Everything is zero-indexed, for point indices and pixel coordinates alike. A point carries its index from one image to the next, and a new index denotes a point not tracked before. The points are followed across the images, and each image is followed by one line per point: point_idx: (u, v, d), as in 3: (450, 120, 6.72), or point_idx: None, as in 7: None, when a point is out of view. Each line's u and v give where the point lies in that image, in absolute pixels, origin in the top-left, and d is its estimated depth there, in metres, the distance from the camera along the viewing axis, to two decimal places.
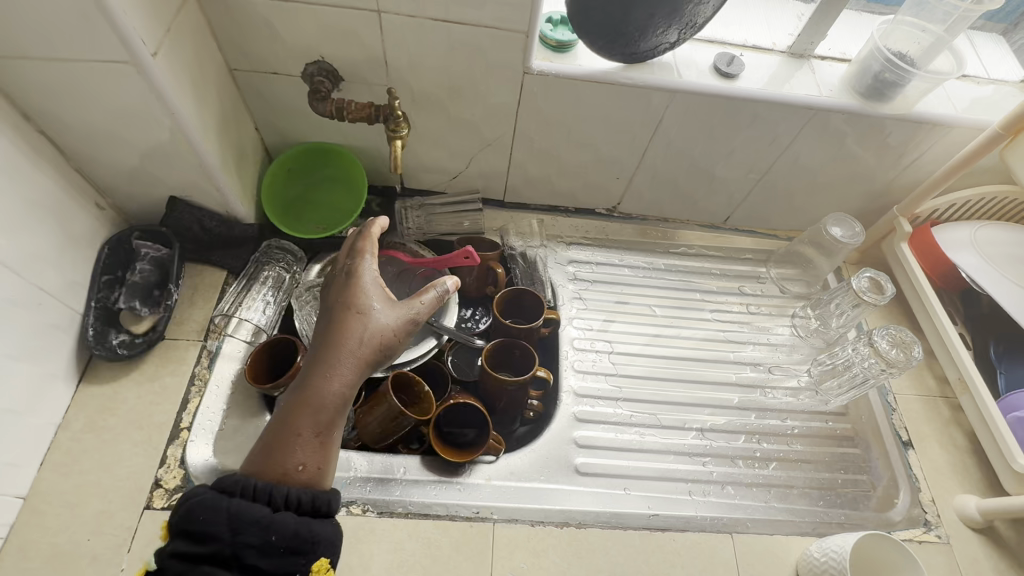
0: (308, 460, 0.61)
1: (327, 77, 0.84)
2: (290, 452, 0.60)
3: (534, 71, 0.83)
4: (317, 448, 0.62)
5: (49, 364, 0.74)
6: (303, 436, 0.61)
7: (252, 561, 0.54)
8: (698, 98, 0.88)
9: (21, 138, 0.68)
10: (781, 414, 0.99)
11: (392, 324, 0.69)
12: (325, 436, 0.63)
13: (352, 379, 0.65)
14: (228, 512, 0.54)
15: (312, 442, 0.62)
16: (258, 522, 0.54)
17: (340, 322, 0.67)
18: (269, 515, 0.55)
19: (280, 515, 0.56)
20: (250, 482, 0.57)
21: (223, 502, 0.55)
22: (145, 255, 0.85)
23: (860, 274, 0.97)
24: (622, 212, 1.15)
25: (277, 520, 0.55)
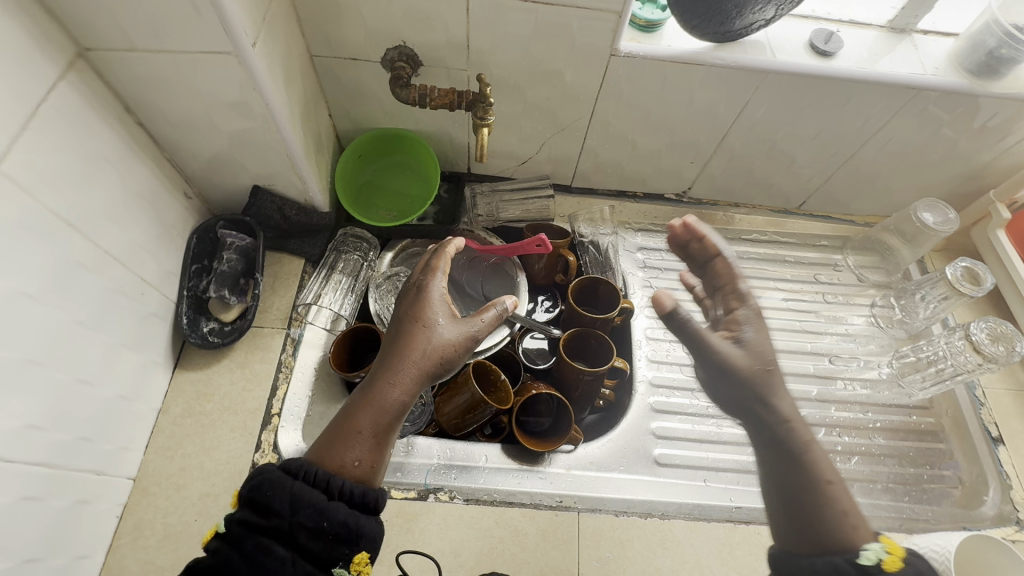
0: (363, 456, 0.60)
1: (407, 62, 0.82)
2: (348, 446, 0.60)
3: (622, 53, 0.80)
4: (373, 447, 0.62)
5: (150, 351, 0.76)
6: (361, 433, 0.61)
7: (303, 543, 0.53)
8: (792, 77, 0.83)
9: (122, 129, 0.69)
10: (861, 407, 0.96)
11: (454, 336, 0.68)
12: (381, 437, 0.62)
13: (414, 386, 0.65)
14: (290, 490, 0.55)
15: (369, 440, 0.61)
16: (315, 506, 0.54)
17: (408, 332, 0.68)
18: (325, 501, 0.55)
19: (334, 503, 0.56)
20: (312, 467, 0.57)
21: (287, 481, 0.55)
22: (231, 245, 0.85)
23: (956, 264, 0.94)
24: (692, 197, 1.12)
25: (332, 508, 0.55)
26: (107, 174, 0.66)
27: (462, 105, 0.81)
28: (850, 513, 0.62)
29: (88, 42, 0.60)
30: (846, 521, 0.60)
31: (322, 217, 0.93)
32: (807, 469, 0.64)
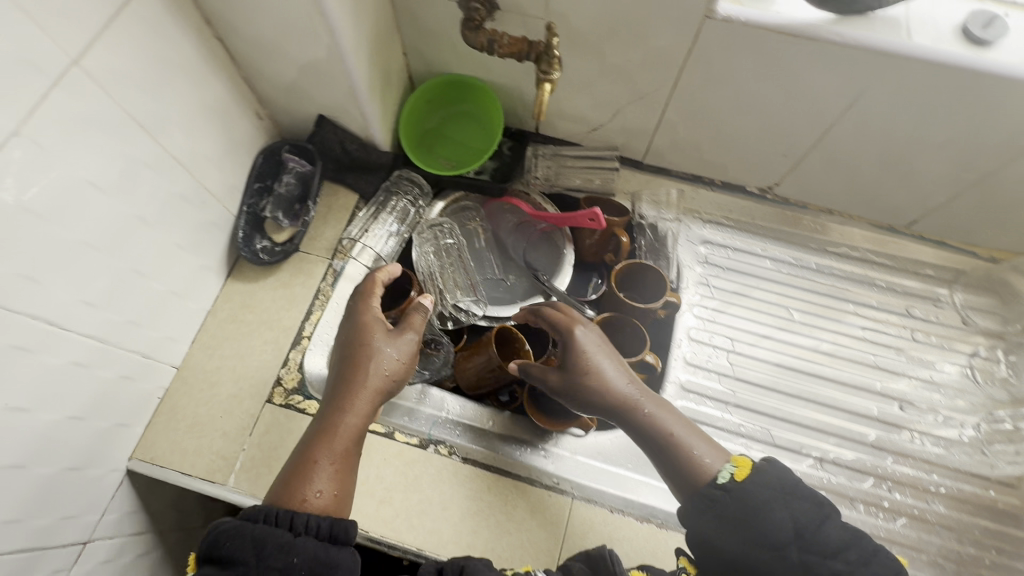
0: (326, 486, 0.63)
1: (482, 3, 0.77)
2: (309, 481, 0.62)
3: (719, 16, 0.70)
4: (335, 476, 0.64)
5: (205, 257, 0.82)
6: (322, 466, 0.63)
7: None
8: (928, 67, 0.69)
9: (202, 41, 0.72)
10: (927, 467, 0.83)
11: (398, 353, 0.72)
12: (341, 464, 0.65)
13: (365, 408, 0.68)
14: (252, 534, 0.55)
15: (330, 469, 0.64)
16: (280, 545, 0.55)
17: (350, 359, 0.71)
18: (290, 537, 0.56)
19: (301, 539, 0.56)
20: (273, 509, 0.58)
21: (249, 528, 0.56)
22: (291, 169, 0.89)
23: None
24: (778, 195, 1.00)
25: (298, 540, 0.56)
26: (182, 84, 0.70)
27: (531, 55, 0.75)
28: (697, 448, 0.65)
29: None
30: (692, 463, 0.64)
31: (380, 156, 0.93)
32: (648, 430, 0.68)
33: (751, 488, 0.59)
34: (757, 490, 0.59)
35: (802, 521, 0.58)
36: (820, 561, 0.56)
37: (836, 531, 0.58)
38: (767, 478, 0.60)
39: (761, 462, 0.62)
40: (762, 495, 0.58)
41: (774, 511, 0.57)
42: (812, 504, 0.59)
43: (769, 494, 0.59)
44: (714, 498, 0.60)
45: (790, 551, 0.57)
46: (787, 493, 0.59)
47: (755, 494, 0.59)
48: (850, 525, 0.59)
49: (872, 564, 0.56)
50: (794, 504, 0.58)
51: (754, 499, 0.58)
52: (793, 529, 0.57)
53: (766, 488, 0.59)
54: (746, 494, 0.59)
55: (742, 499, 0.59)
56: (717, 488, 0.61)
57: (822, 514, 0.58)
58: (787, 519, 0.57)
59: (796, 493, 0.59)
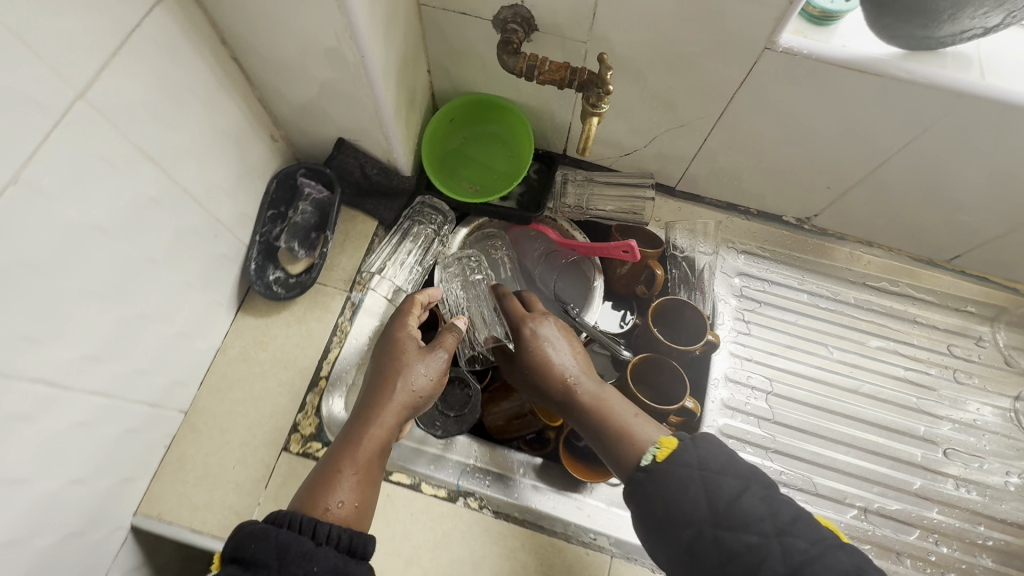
0: (348, 497, 0.59)
1: (521, 24, 0.72)
2: (332, 489, 0.59)
3: (780, 47, 0.65)
4: (358, 488, 0.60)
5: (215, 293, 0.75)
6: (345, 475, 0.60)
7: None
8: (1000, 108, 0.65)
9: (216, 62, 0.65)
10: (973, 518, 0.81)
11: (430, 367, 0.69)
12: (365, 477, 0.62)
13: (392, 421, 0.65)
14: (276, 539, 0.50)
15: (353, 479, 0.60)
16: (303, 555, 0.50)
17: (380, 371, 0.69)
18: (311, 546, 0.51)
19: (323, 549, 0.51)
20: (296, 513, 0.54)
21: (272, 531, 0.51)
22: (308, 195, 0.83)
23: None
24: (816, 225, 0.96)
25: (320, 551, 0.51)
26: (195, 111, 0.63)
27: (574, 83, 0.70)
28: (637, 429, 0.64)
29: None
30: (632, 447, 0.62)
31: (402, 181, 0.88)
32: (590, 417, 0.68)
33: (670, 467, 0.58)
34: (676, 470, 0.58)
35: (719, 495, 0.55)
36: (733, 536, 0.53)
37: (756, 504, 0.54)
38: (687, 456, 0.58)
39: (686, 441, 0.60)
40: (679, 471, 0.57)
41: (689, 488, 0.56)
42: (737, 481, 0.56)
43: (686, 471, 0.57)
44: (638, 479, 0.60)
45: (706, 528, 0.54)
46: (705, 469, 0.57)
47: (672, 471, 0.58)
48: (779, 500, 0.54)
49: (791, 537, 0.51)
50: (713, 480, 0.56)
51: (674, 478, 0.57)
52: (711, 505, 0.55)
53: (684, 465, 0.58)
54: (664, 474, 0.58)
55: (661, 478, 0.58)
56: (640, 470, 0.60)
57: (742, 487, 0.55)
58: (702, 494, 0.55)
59: (718, 469, 0.57)
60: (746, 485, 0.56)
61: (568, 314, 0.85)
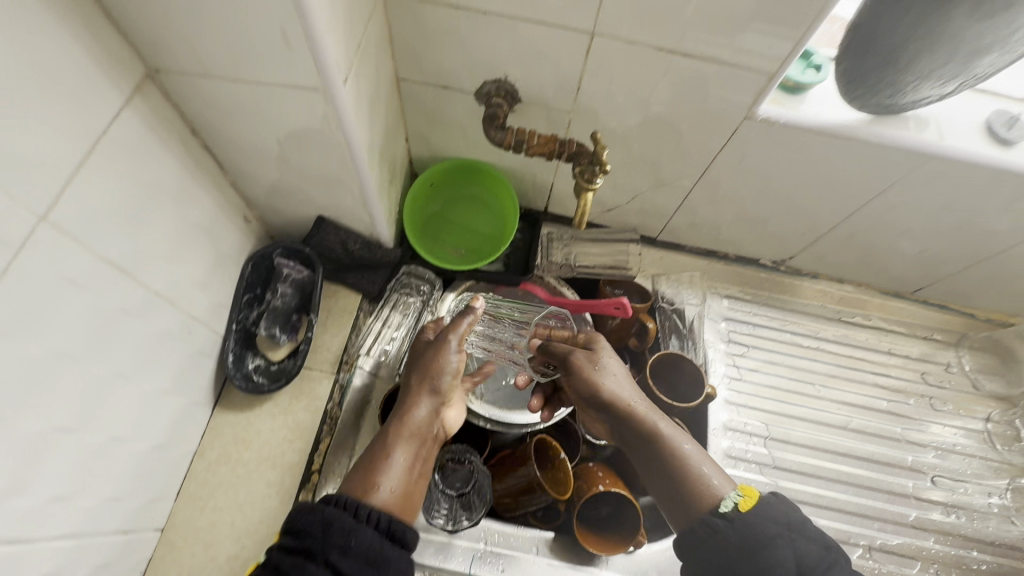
0: (395, 481, 0.59)
1: (504, 98, 0.72)
2: (379, 474, 0.59)
3: (759, 117, 0.68)
4: (403, 473, 0.60)
5: (191, 393, 0.69)
6: (390, 462, 0.61)
7: (335, 563, 0.47)
8: (959, 166, 0.69)
9: (187, 154, 0.61)
10: (965, 543, 0.85)
11: (459, 354, 0.70)
12: (409, 464, 0.62)
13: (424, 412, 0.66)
14: (323, 516, 0.50)
15: (398, 466, 0.61)
16: (345, 532, 0.49)
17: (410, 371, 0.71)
18: (353, 523, 0.50)
19: (363, 529, 0.50)
20: (343, 495, 0.53)
21: (321, 508, 0.50)
22: (287, 276, 0.79)
23: None
24: (791, 266, 1.00)
25: (361, 530, 0.49)
26: (164, 208, 0.59)
27: (563, 155, 0.70)
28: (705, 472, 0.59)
29: (158, 61, 0.52)
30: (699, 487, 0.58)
31: (386, 253, 0.84)
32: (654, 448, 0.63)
33: (755, 519, 0.53)
34: (763, 525, 0.53)
35: (807, 562, 0.50)
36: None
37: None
38: (775, 513, 0.54)
39: (770, 496, 0.56)
40: (767, 527, 0.52)
41: (777, 547, 0.51)
42: (820, 546, 0.51)
43: (774, 527, 0.52)
44: (716, 527, 0.54)
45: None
46: (794, 530, 0.52)
47: (760, 525, 0.53)
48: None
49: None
50: (801, 544, 0.51)
51: (762, 533, 0.52)
52: (800, 570, 0.50)
53: (773, 522, 0.53)
54: (750, 525, 0.53)
55: (747, 531, 0.53)
56: (720, 518, 0.54)
57: (831, 559, 0.50)
58: (791, 558, 0.50)
59: (805, 534, 0.52)
60: (830, 552, 0.51)
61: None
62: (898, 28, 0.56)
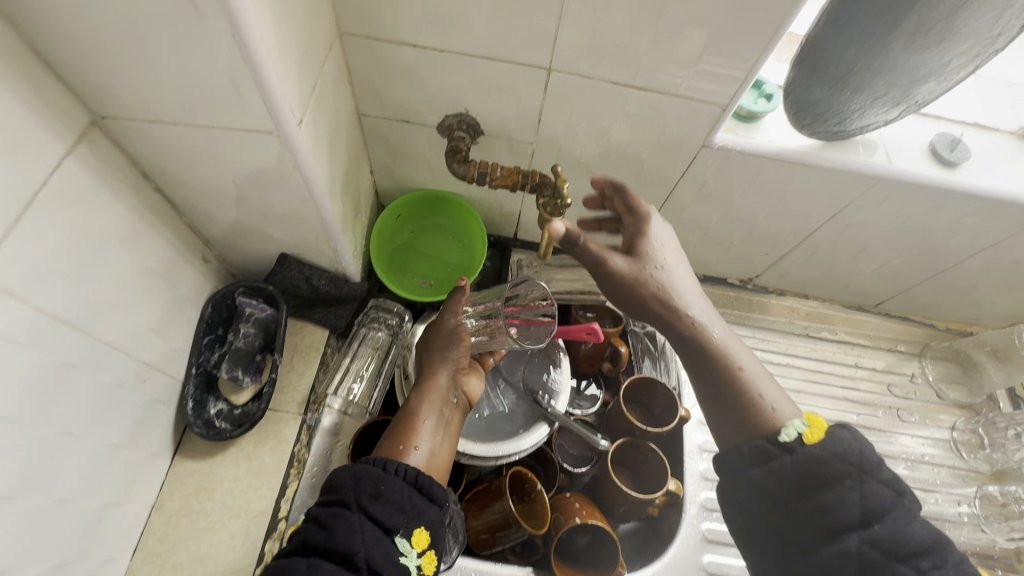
0: (424, 442, 0.61)
1: (467, 131, 0.73)
2: (408, 436, 0.61)
3: (716, 145, 0.69)
4: (432, 433, 0.63)
5: (148, 444, 0.66)
6: (418, 423, 0.63)
7: (367, 511, 0.49)
8: (908, 187, 0.72)
9: (138, 199, 0.59)
10: None
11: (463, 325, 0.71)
12: (437, 424, 0.64)
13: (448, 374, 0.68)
14: (353, 468, 0.52)
15: (426, 427, 0.63)
16: (374, 481, 0.51)
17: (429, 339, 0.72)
18: (381, 472, 0.52)
19: (390, 479, 0.52)
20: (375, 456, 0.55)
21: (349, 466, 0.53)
22: (249, 316, 0.76)
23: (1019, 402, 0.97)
24: (758, 284, 1.02)
25: (389, 478, 0.52)
26: (114, 255, 0.57)
27: (527, 186, 0.71)
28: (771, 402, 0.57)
29: (104, 109, 0.50)
30: (762, 408, 0.56)
31: (353, 287, 0.83)
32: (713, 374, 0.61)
33: (821, 454, 0.51)
34: (826, 458, 0.51)
35: (874, 509, 0.49)
36: (886, 561, 0.47)
37: (918, 530, 0.49)
38: (849, 450, 0.51)
39: (842, 430, 0.53)
40: (836, 466, 0.50)
41: (845, 489, 0.50)
42: (890, 490, 0.50)
43: (845, 467, 0.50)
44: (772, 455, 0.53)
45: (851, 541, 0.49)
46: (867, 471, 0.50)
47: (828, 461, 0.51)
48: (933, 529, 0.49)
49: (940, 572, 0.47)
50: (871, 490, 0.50)
51: (829, 472, 0.50)
52: (866, 512, 0.49)
53: (842, 461, 0.51)
54: (813, 460, 0.51)
55: (806, 462, 0.51)
56: (779, 448, 0.53)
57: (900, 506, 0.50)
58: (857, 505, 0.49)
59: (875, 472, 0.51)
60: (900, 498, 0.50)
61: (539, 404, 0.83)
62: (838, 62, 0.59)
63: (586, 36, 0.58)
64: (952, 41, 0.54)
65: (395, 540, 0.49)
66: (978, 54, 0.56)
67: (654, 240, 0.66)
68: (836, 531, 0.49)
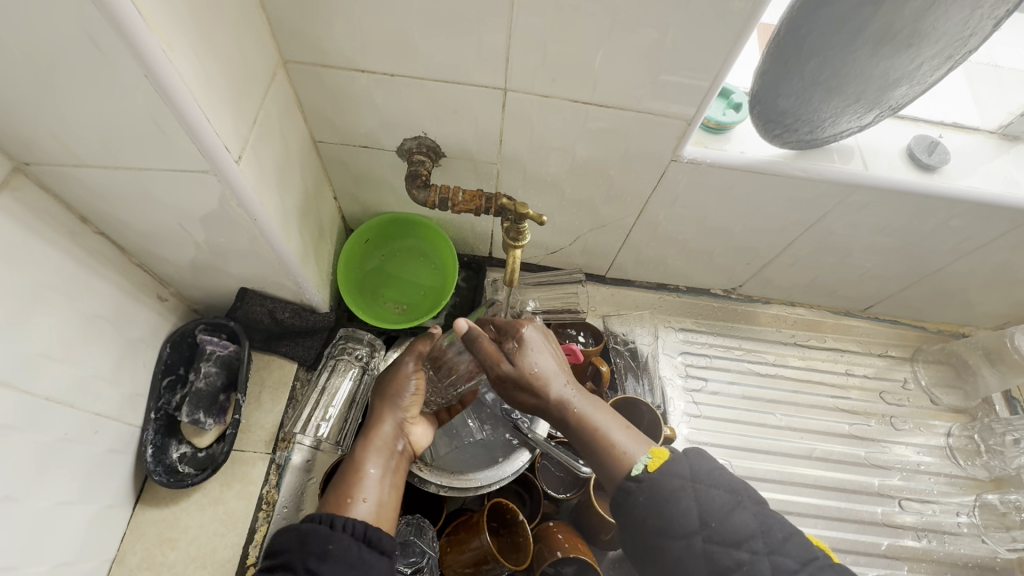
0: (370, 493, 0.56)
1: (427, 154, 0.70)
2: (351, 488, 0.56)
3: (684, 159, 0.67)
4: (378, 483, 0.58)
5: (104, 495, 0.64)
6: (362, 473, 0.58)
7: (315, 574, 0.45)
8: (886, 195, 0.69)
9: (75, 244, 0.57)
10: (938, 568, 0.84)
11: (417, 372, 0.66)
12: (382, 473, 0.59)
13: (396, 419, 0.63)
14: (299, 529, 0.48)
15: (370, 475, 0.58)
16: (322, 541, 0.47)
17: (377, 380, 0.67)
18: (329, 531, 0.48)
19: (339, 535, 0.48)
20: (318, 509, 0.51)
21: (296, 525, 0.48)
22: (210, 354, 0.73)
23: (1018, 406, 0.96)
24: (743, 293, 0.99)
25: (338, 536, 0.47)
26: (53, 305, 0.55)
27: (491, 210, 0.69)
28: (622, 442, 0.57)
29: (26, 156, 0.49)
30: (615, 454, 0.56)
31: (320, 317, 0.81)
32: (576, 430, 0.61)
33: (663, 477, 0.51)
34: (668, 481, 0.51)
35: (712, 507, 0.49)
36: (726, 552, 0.48)
37: (747, 520, 0.49)
38: (679, 467, 0.52)
39: (677, 453, 0.53)
40: (671, 483, 0.51)
41: (680, 500, 0.50)
42: (726, 491, 0.50)
43: (677, 480, 0.51)
44: (629, 490, 0.52)
45: (697, 541, 0.49)
46: (699, 479, 0.51)
47: (665, 482, 0.51)
48: (770, 515, 0.50)
49: (784, 558, 0.47)
50: (705, 493, 0.50)
51: (665, 490, 0.51)
52: (704, 518, 0.49)
53: (678, 477, 0.51)
54: (658, 486, 0.51)
55: (654, 489, 0.51)
56: (631, 481, 0.52)
57: (736, 503, 0.50)
58: (694, 507, 0.49)
59: (711, 481, 0.51)
60: (735, 496, 0.50)
61: (517, 430, 0.75)
62: (805, 70, 0.56)
63: (538, 55, 0.56)
64: (922, 44, 0.51)
65: None
66: (951, 56, 0.53)
67: (532, 340, 0.62)
68: (682, 535, 0.49)
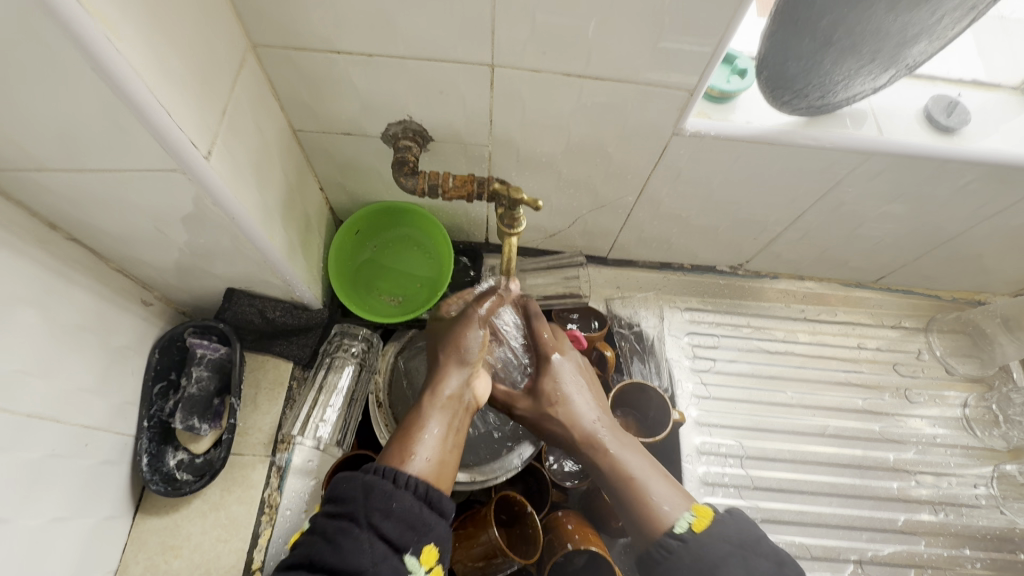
0: (432, 453, 0.56)
1: (414, 139, 0.67)
2: (412, 446, 0.56)
3: (686, 131, 0.63)
4: (438, 444, 0.57)
5: (103, 508, 0.62)
6: (422, 432, 0.58)
7: (377, 527, 0.46)
8: (902, 161, 0.65)
9: (43, 252, 0.53)
10: (956, 542, 0.82)
11: (482, 326, 0.69)
12: (443, 433, 0.59)
13: (454, 380, 0.64)
14: (363, 479, 0.49)
15: (429, 435, 0.58)
16: (385, 496, 0.48)
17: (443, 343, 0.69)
18: (392, 487, 0.49)
19: (403, 491, 0.49)
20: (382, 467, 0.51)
21: (359, 474, 0.49)
22: (201, 357, 0.71)
23: None
24: (750, 269, 0.96)
25: (401, 494, 0.49)
26: (25, 319, 0.52)
27: (483, 195, 0.66)
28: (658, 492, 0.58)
29: None
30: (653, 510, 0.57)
31: (314, 314, 0.79)
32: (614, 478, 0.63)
33: (707, 540, 0.52)
34: (713, 543, 0.52)
35: (761, 575, 0.49)
36: None
37: None
38: (726, 530, 0.52)
39: (723, 515, 0.54)
40: (718, 545, 0.51)
41: (729, 563, 0.50)
42: (772, 561, 0.50)
43: (725, 545, 0.51)
44: (671, 548, 0.53)
45: None
46: (747, 546, 0.51)
47: (711, 543, 0.52)
48: None
49: None
50: (753, 560, 0.50)
51: (712, 553, 0.51)
52: None
53: (724, 540, 0.52)
54: (704, 546, 0.52)
55: (700, 550, 0.51)
56: (675, 539, 0.53)
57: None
58: (743, 572, 0.49)
59: (758, 550, 0.51)
60: (781, 568, 0.50)
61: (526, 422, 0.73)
62: (817, 30, 0.51)
63: (526, 26, 0.51)
64: None
65: (405, 557, 0.46)
66: (975, 6, 0.48)
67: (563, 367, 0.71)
68: None
